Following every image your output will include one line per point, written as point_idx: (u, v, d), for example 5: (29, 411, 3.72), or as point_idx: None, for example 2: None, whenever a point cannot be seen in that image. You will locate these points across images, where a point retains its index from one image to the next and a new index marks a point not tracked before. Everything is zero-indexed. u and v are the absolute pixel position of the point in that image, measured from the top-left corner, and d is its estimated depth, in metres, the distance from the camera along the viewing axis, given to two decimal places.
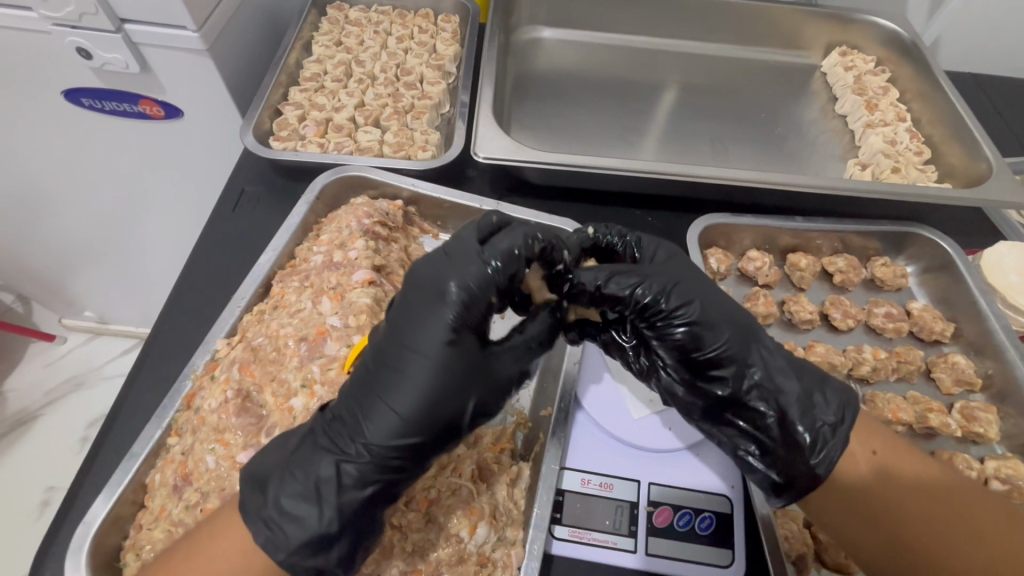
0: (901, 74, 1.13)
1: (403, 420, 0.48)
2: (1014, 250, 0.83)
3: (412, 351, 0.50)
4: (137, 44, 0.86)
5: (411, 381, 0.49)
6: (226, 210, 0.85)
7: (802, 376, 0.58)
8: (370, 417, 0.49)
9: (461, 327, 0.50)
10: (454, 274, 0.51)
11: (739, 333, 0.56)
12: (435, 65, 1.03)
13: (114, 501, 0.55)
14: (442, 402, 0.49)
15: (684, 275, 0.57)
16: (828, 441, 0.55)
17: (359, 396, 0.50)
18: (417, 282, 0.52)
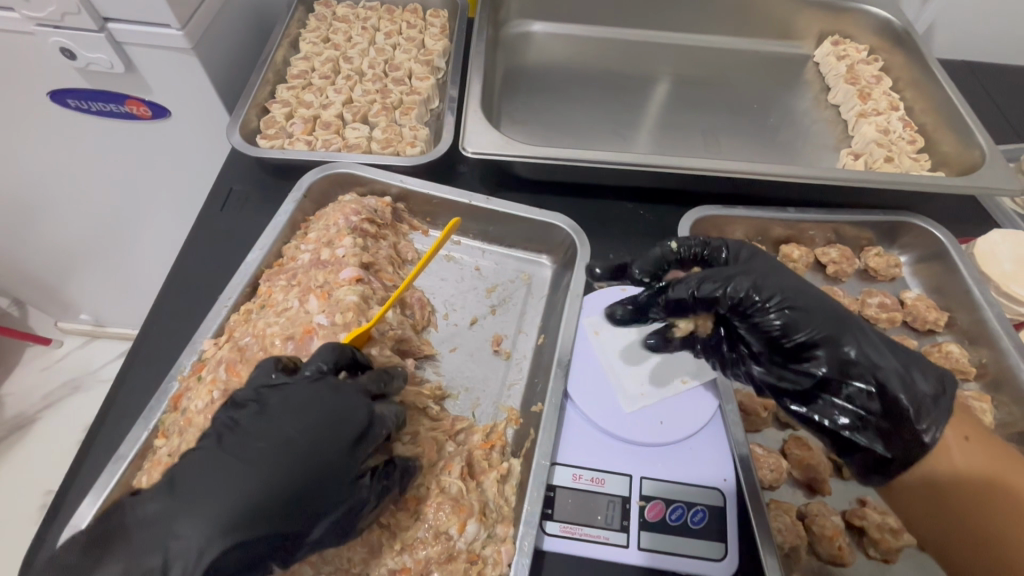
0: (894, 62, 1.12)
1: (245, 526, 0.45)
2: (1008, 238, 0.82)
3: (280, 458, 0.47)
4: (121, 44, 0.85)
5: (264, 483, 0.46)
6: (214, 209, 0.85)
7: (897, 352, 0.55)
8: (201, 528, 0.44)
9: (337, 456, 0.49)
10: (346, 411, 0.51)
11: (828, 311, 0.55)
12: (424, 60, 1.02)
13: (100, 503, 0.54)
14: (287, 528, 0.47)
15: (769, 265, 0.59)
16: (933, 411, 0.52)
17: (206, 479, 0.46)
18: (317, 385, 0.52)
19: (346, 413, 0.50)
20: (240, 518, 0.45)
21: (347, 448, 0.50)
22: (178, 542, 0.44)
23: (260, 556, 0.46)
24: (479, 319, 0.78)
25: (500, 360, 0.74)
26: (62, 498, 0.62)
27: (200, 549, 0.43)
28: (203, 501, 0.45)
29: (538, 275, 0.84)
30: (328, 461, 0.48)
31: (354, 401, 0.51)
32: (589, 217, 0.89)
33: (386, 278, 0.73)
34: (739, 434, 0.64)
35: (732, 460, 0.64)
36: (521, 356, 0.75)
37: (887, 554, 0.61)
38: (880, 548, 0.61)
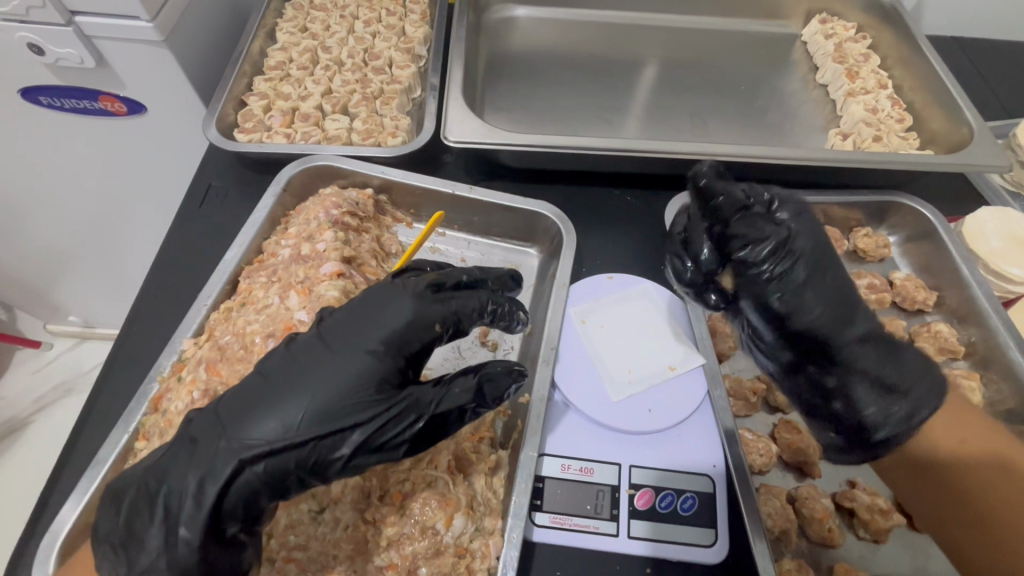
0: (882, 40, 1.11)
1: (280, 433, 0.47)
2: (997, 215, 0.82)
3: (318, 370, 0.50)
4: (91, 37, 0.83)
5: (301, 391, 0.48)
6: (193, 207, 0.83)
7: (895, 357, 0.58)
8: (253, 417, 0.47)
9: (385, 347, 0.52)
10: (386, 306, 0.54)
11: (839, 308, 0.58)
12: (404, 48, 1.00)
13: (83, 506, 0.54)
14: (331, 425, 0.48)
15: (816, 247, 0.59)
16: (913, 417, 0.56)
17: (253, 389, 0.49)
18: (365, 298, 0.55)
19: (383, 324, 0.52)
20: (278, 425, 0.47)
21: (376, 355, 0.51)
22: (222, 446, 0.47)
23: (286, 468, 0.47)
24: None
25: (485, 350, 0.73)
26: (45, 503, 0.61)
27: (237, 450, 0.46)
28: (247, 411, 0.48)
29: (524, 264, 0.83)
30: (356, 376, 0.50)
31: (389, 309, 0.53)
32: (575, 204, 0.88)
33: (369, 272, 0.71)
34: (726, 420, 0.64)
35: (722, 446, 0.64)
36: (508, 347, 0.74)
37: (876, 534, 0.61)
38: (869, 529, 0.61)
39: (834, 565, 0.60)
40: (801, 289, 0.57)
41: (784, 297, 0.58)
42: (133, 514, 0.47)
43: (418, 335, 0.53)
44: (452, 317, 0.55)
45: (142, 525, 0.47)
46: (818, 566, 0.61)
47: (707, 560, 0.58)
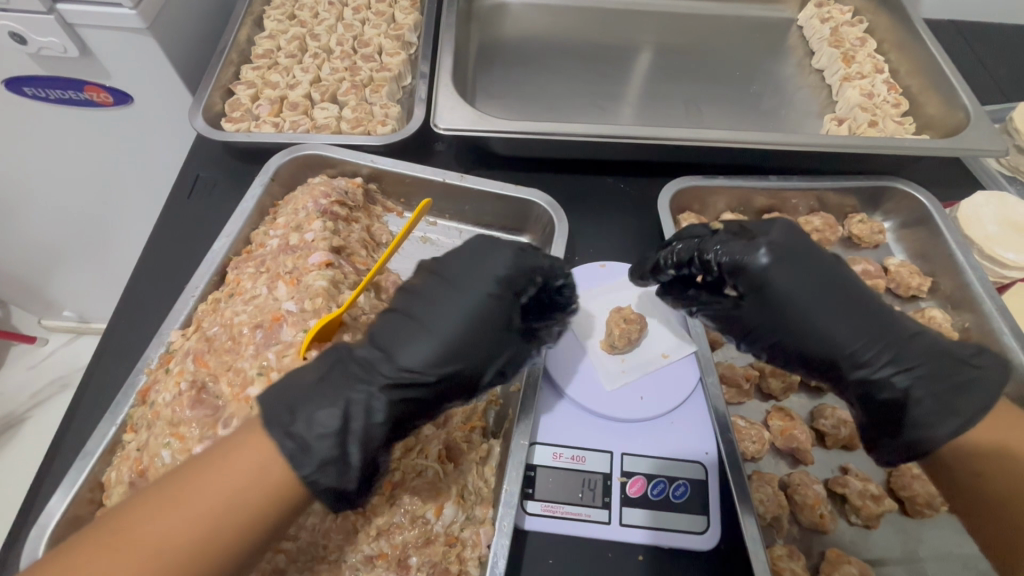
0: (878, 24, 1.09)
1: (427, 358, 0.51)
2: (992, 200, 0.81)
3: (450, 303, 0.54)
4: (73, 26, 0.81)
5: (439, 327, 0.53)
6: (181, 198, 0.82)
7: (932, 387, 0.54)
8: (404, 348, 0.51)
9: (507, 289, 0.56)
10: (495, 254, 0.57)
11: (801, 297, 0.57)
12: (394, 35, 0.98)
13: (71, 498, 0.53)
14: (474, 354, 0.53)
15: (794, 255, 0.58)
16: (937, 431, 0.53)
17: (395, 324, 0.54)
18: (471, 244, 0.59)
19: (497, 263, 0.56)
20: (427, 356, 0.51)
21: (497, 295, 0.55)
22: (382, 373, 0.50)
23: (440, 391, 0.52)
24: None
25: None
26: (35, 497, 0.61)
27: (400, 376, 0.50)
28: (393, 342, 0.52)
29: None
30: (482, 308, 0.54)
31: (496, 258, 0.57)
32: (568, 192, 0.87)
33: (358, 261, 0.70)
34: (719, 403, 0.63)
35: (713, 434, 0.64)
36: None
37: (868, 520, 0.61)
38: (861, 515, 0.61)
39: (825, 551, 0.60)
40: (779, 319, 0.57)
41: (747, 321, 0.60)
42: (311, 410, 0.47)
43: (527, 273, 0.57)
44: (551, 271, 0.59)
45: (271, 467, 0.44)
46: (809, 551, 0.61)
47: (700, 546, 0.58)
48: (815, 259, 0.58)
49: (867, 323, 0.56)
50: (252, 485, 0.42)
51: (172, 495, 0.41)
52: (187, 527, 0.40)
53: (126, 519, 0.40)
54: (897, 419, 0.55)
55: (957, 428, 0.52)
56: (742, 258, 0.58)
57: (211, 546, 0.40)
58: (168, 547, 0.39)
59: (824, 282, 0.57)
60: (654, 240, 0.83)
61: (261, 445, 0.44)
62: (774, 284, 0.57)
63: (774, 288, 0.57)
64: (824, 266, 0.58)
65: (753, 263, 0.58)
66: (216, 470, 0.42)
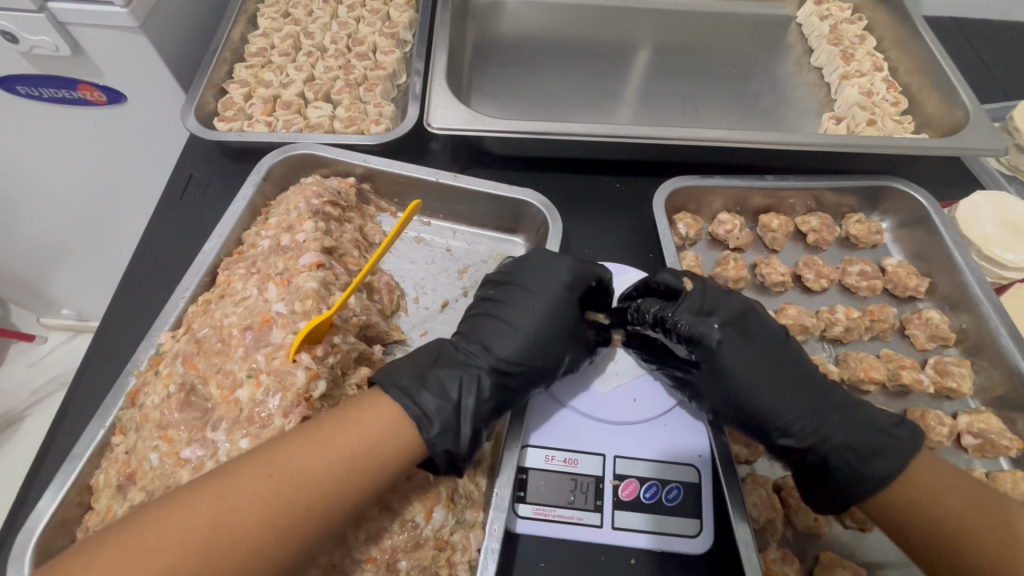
0: (878, 21, 1.08)
1: (518, 352, 0.61)
2: (990, 200, 0.80)
3: (529, 308, 0.64)
4: (64, 24, 0.81)
5: (518, 328, 0.63)
6: (173, 197, 0.81)
7: (862, 450, 0.55)
8: (494, 344, 0.62)
9: (574, 289, 0.65)
10: (560, 261, 0.66)
11: (744, 368, 0.59)
12: (388, 33, 0.97)
13: (59, 501, 0.53)
14: (550, 346, 0.62)
15: (739, 327, 0.61)
16: (858, 492, 0.54)
17: (485, 328, 0.64)
18: (535, 255, 0.67)
19: (565, 270, 0.66)
20: (513, 350, 0.61)
21: (567, 296, 0.64)
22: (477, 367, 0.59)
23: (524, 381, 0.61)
24: (451, 302, 0.76)
25: None
26: (26, 499, 0.60)
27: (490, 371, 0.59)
28: (489, 339, 0.62)
29: (511, 254, 0.81)
30: (558, 311, 0.64)
31: (560, 263, 0.66)
32: (562, 192, 0.87)
33: (350, 262, 0.70)
34: None
35: (707, 435, 0.63)
36: None
37: (862, 523, 0.62)
38: (855, 517, 0.61)
39: (820, 554, 0.60)
40: (722, 385, 0.59)
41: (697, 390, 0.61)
42: (423, 395, 0.55)
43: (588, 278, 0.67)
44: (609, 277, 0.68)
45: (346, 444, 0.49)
46: (804, 554, 0.61)
47: (692, 550, 0.57)
48: (756, 333, 0.61)
49: (801, 388, 0.58)
50: (376, 436, 0.50)
51: (309, 436, 0.48)
52: (317, 466, 0.46)
53: (267, 451, 0.46)
54: (826, 480, 0.57)
55: (875, 489, 0.53)
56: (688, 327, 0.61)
57: (335, 480, 0.46)
58: (299, 477, 0.45)
59: (762, 353, 0.60)
60: (649, 240, 0.83)
61: (391, 409, 0.53)
62: (719, 357, 0.60)
63: (720, 362, 0.60)
64: (764, 338, 0.60)
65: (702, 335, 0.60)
66: (340, 423, 0.49)
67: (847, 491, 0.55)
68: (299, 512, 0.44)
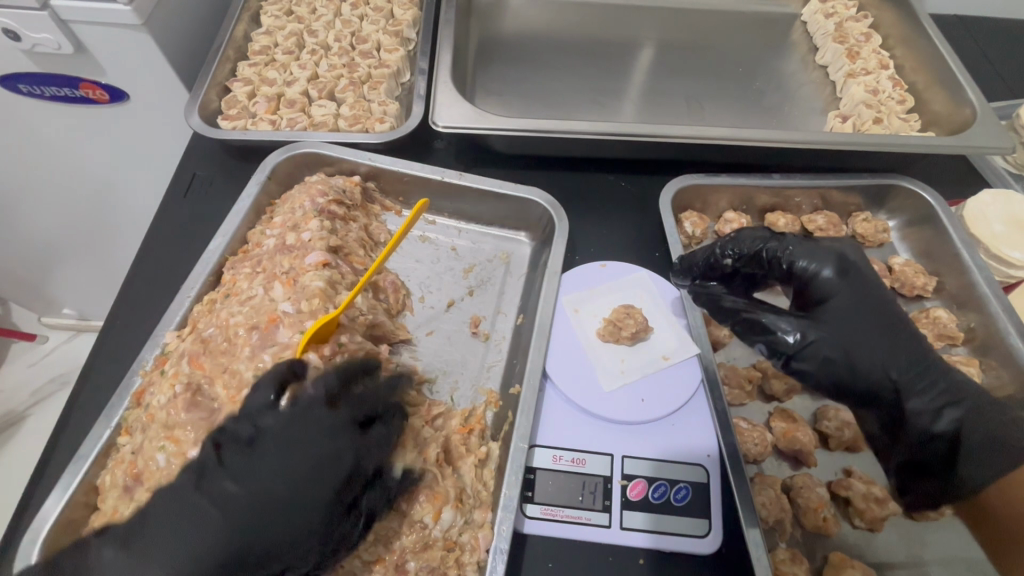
0: (884, 19, 1.08)
1: (185, 562, 0.47)
2: (998, 199, 0.80)
3: (208, 505, 0.49)
4: (67, 22, 0.80)
5: (230, 522, 0.48)
6: (177, 196, 0.81)
7: (976, 417, 0.55)
8: (153, 555, 0.48)
9: (325, 457, 0.52)
10: (308, 428, 0.53)
11: (862, 312, 0.61)
12: (392, 31, 0.97)
13: (65, 502, 0.53)
14: (279, 548, 0.49)
15: (855, 280, 0.62)
16: (988, 461, 0.53)
17: (217, 495, 0.50)
18: (270, 435, 0.53)
19: (307, 418, 0.53)
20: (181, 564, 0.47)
21: (312, 477, 0.51)
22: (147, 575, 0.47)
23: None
24: (456, 301, 0.75)
25: (478, 342, 0.72)
26: (30, 500, 0.60)
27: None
28: (155, 541, 0.48)
29: (517, 253, 0.81)
30: (296, 476, 0.51)
31: (312, 433, 0.53)
32: (567, 190, 0.86)
33: (356, 261, 0.69)
34: (720, 403, 0.63)
35: (716, 435, 0.63)
36: (500, 338, 0.73)
37: (871, 523, 0.61)
38: (865, 518, 0.61)
39: (829, 554, 0.59)
40: (836, 327, 0.60)
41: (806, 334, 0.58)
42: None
43: (343, 455, 0.52)
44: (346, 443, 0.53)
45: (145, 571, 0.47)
46: (813, 555, 0.60)
47: (701, 550, 0.57)
48: (871, 287, 0.62)
49: (917, 350, 0.59)
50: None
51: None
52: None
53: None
54: (945, 450, 0.55)
55: (1007, 463, 0.53)
56: (810, 270, 0.64)
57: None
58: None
59: (877, 308, 0.61)
60: (655, 239, 0.82)
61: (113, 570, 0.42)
62: (836, 298, 0.62)
63: (835, 303, 0.62)
64: (880, 296, 0.62)
65: (824, 278, 0.63)
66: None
67: (971, 460, 0.54)
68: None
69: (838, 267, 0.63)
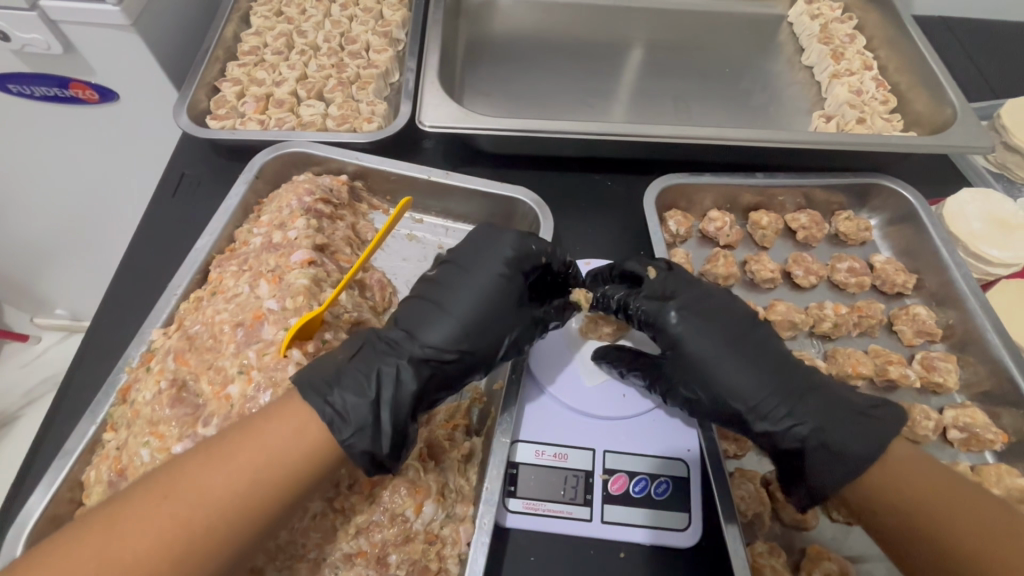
0: (868, 20, 1.09)
1: (438, 339, 0.56)
2: (977, 197, 0.81)
3: (457, 289, 0.59)
4: (55, 22, 0.80)
5: (460, 309, 0.58)
6: (166, 195, 0.82)
7: (831, 434, 0.54)
8: (422, 325, 0.57)
9: (512, 263, 0.61)
10: (495, 253, 0.61)
11: (705, 351, 0.59)
12: (381, 32, 0.98)
13: (50, 497, 0.53)
14: (489, 328, 0.58)
15: (696, 316, 0.60)
16: (828, 480, 0.53)
17: (385, 349, 0.55)
18: (474, 235, 0.64)
19: (507, 247, 0.62)
20: (433, 333, 0.56)
21: (506, 274, 0.60)
22: (395, 349, 0.55)
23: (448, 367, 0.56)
24: None
25: None
26: (18, 496, 0.61)
27: (389, 361, 0.53)
28: (414, 326, 0.57)
29: None
30: (494, 296, 0.59)
31: (503, 242, 0.62)
32: (554, 190, 0.87)
33: (342, 259, 0.70)
34: None
35: (696, 431, 0.64)
36: None
37: (850, 516, 0.62)
38: (842, 510, 0.62)
39: (806, 547, 0.60)
40: (684, 373, 0.60)
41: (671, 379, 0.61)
42: (340, 390, 0.50)
43: (530, 256, 0.62)
44: (531, 255, 0.62)
45: (341, 400, 0.50)
46: (790, 548, 0.61)
47: (681, 544, 0.58)
48: (717, 318, 0.60)
49: (770, 372, 0.58)
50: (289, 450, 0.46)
51: (220, 452, 0.44)
52: (229, 488, 0.43)
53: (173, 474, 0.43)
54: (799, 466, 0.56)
55: (850, 474, 0.52)
56: (654, 316, 0.62)
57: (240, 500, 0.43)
58: (208, 497, 0.42)
59: (720, 342, 0.59)
60: (640, 237, 0.83)
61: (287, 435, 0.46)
62: (681, 343, 0.60)
63: (680, 349, 0.60)
64: (734, 325, 0.60)
65: (666, 322, 0.61)
66: (301, 415, 0.48)
67: (822, 479, 0.54)
68: (223, 529, 0.42)
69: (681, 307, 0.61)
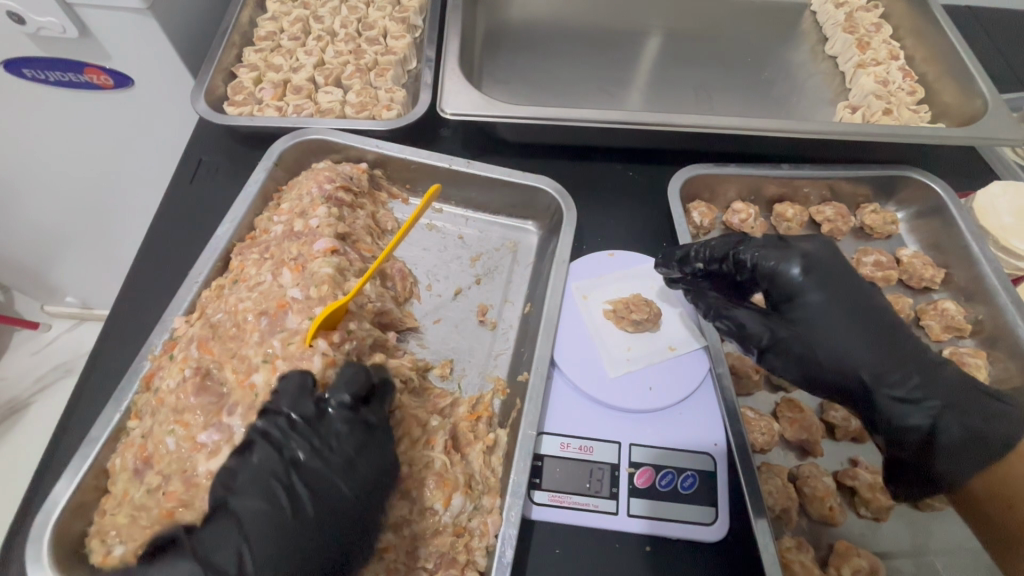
0: (894, 10, 1.07)
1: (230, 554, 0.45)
2: (1009, 190, 0.79)
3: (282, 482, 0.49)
4: (71, 5, 0.79)
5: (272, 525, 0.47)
6: (184, 181, 0.81)
7: (962, 413, 0.53)
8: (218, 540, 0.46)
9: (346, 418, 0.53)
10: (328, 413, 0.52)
11: (838, 309, 0.57)
12: (399, 18, 0.96)
13: (76, 486, 0.53)
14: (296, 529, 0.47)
15: (831, 275, 0.58)
16: (961, 460, 0.52)
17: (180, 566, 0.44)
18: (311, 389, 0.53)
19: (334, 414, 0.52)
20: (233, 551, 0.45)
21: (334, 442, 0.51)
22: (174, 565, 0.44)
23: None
24: (463, 289, 0.75)
25: (486, 330, 0.72)
26: (37, 485, 0.60)
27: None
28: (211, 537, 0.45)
29: (524, 241, 0.81)
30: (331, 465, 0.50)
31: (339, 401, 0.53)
32: (575, 179, 0.86)
33: (364, 249, 0.69)
34: (730, 394, 0.62)
35: (723, 425, 0.63)
36: (507, 326, 0.73)
37: (877, 513, 0.61)
38: (871, 507, 0.61)
39: (834, 543, 0.60)
40: (804, 332, 0.57)
41: (782, 335, 0.57)
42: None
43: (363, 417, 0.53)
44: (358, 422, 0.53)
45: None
46: (818, 543, 0.61)
47: (709, 538, 0.57)
48: (848, 279, 0.58)
49: (894, 342, 0.56)
50: None
51: None
52: None
53: None
54: (921, 443, 0.54)
55: (984, 459, 0.51)
56: (778, 267, 0.59)
57: None
58: None
59: (852, 303, 0.57)
60: (663, 229, 0.82)
61: None
62: (808, 300, 0.57)
63: (807, 304, 0.57)
64: (864, 292, 0.58)
65: (792, 277, 0.58)
66: None
67: (948, 457, 0.53)
68: None
69: (813, 263, 0.58)
